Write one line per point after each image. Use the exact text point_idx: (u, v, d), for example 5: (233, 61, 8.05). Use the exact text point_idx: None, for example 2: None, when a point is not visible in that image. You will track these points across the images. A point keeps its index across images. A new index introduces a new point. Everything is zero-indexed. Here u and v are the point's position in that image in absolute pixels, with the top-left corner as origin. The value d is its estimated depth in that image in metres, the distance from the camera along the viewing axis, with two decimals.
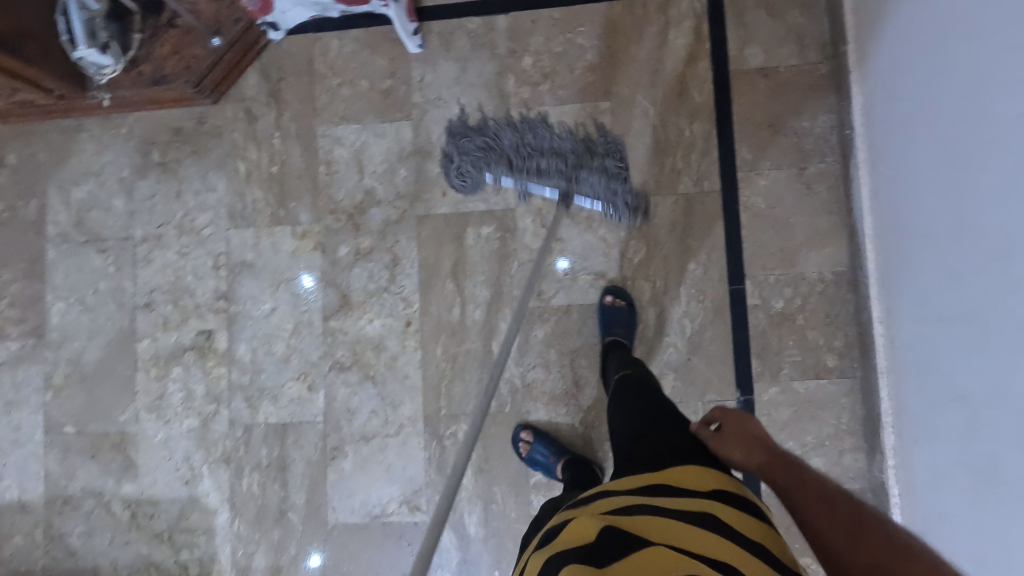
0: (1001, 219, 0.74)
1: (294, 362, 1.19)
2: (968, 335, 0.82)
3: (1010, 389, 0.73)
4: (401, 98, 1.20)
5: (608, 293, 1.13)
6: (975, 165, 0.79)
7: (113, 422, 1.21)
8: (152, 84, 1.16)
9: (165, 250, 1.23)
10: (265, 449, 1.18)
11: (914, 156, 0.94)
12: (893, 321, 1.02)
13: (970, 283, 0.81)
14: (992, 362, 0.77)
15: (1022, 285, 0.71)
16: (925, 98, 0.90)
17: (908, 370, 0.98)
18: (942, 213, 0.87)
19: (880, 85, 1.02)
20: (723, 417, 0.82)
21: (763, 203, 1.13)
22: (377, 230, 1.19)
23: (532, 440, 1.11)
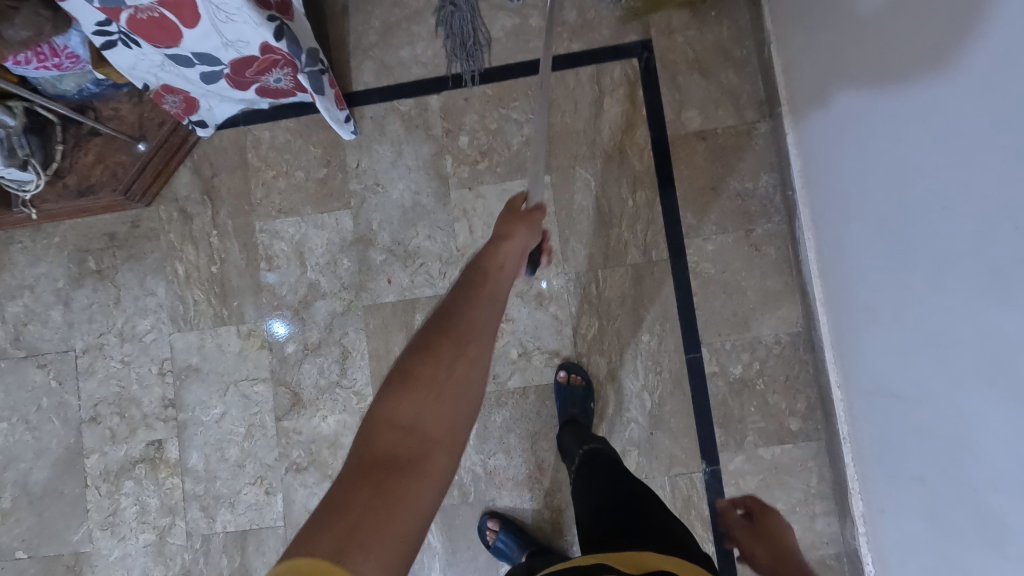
0: (938, 309, 0.73)
1: (249, 467, 1.15)
2: (923, 418, 0.80)
3: (965, 483, 0.71)
4: (338, 187, 1.18)
5: (562, 369, 1.10)
6: (911, 247, 0.77)
7: (67, 543, 1.17)
8: (77, 195, 1.12)
9: (107, 360, 1.19)
10: (225, 558, 1.14)
11: (852, 226, 0.92)
12: (850, 387, 1.00)
13: (920, 365, 0.79)
14: (944, 451, 0.76)
15: (964, 380, 0.70)
16: (857, 170, 0.88)
17: (871, 440, 0.95)
18: (885, 289, 0.85)
19: (815, 150, 1.00)
20: (756, 506, 0.76)
21: (713, 268, 1.11)
22: (325, 324, 1.16)
23: (498, 529, 1.08)
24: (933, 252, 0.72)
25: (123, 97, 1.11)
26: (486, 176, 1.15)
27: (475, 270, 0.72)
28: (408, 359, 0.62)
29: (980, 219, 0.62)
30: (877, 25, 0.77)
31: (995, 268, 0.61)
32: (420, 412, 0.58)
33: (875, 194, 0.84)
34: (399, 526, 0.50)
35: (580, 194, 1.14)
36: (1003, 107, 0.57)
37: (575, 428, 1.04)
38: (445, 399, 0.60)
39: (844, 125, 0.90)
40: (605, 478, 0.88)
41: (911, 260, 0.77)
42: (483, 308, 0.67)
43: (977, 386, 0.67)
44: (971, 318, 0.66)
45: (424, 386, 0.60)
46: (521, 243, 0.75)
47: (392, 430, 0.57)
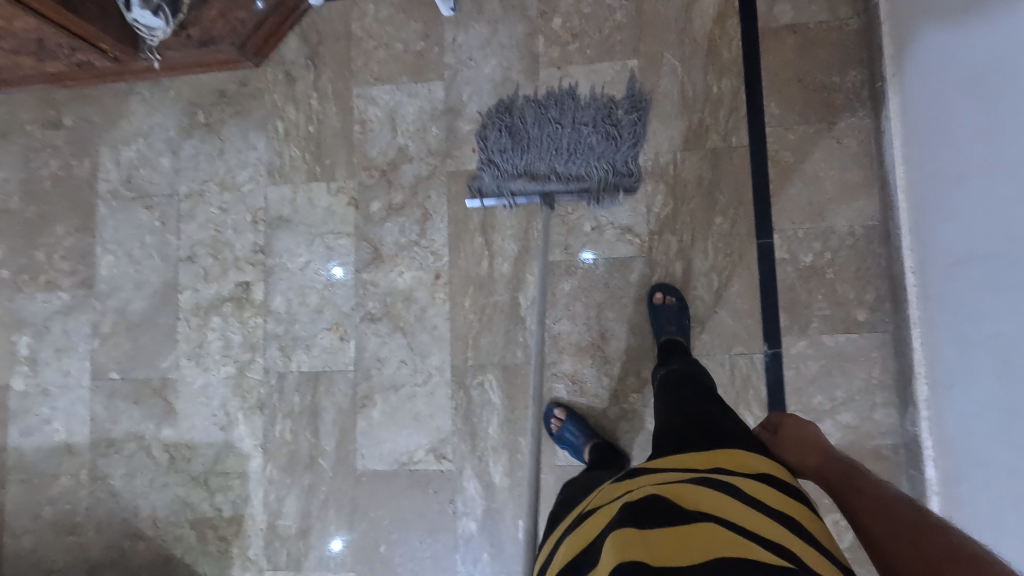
0: None
1: (327, 313, 1.22)
2: (1013, 274, 0.79)
3: None
4: (434, 59, 1.24)
5: (658, 290, 1.12)
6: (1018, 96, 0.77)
7: (156, 369, 1.26)
8: (199, 46, 1.22)
9: (207, 205, 1.28)
10: (298, 396, 1.22)
11: (948, 105, 0.93)
12: (925, 275, 1.00)
13: (1012, 221, 0.79)
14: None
15: None
16: (959, 44, 0.89)
17: (945, 324, 0.95)
18: (981, 157, 0.85)
19: (910, 40, 1.01)
20: (779, 423, 0.82)
21: (792, 157, 1.13)
22: (409, 186, 1.22)
23: (564, 418, 1.12)
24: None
25: None
26: (576, 57, 1.20)
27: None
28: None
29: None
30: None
31: None
32: None
33: (983, 59, 0.84)
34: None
35: (666, 79, 1.17)
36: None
37: (676, 347, 1.07)
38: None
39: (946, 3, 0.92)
40: (680, 392, 0.91)
41: (1014, 111, 0.78)
42: None
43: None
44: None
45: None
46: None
47: None
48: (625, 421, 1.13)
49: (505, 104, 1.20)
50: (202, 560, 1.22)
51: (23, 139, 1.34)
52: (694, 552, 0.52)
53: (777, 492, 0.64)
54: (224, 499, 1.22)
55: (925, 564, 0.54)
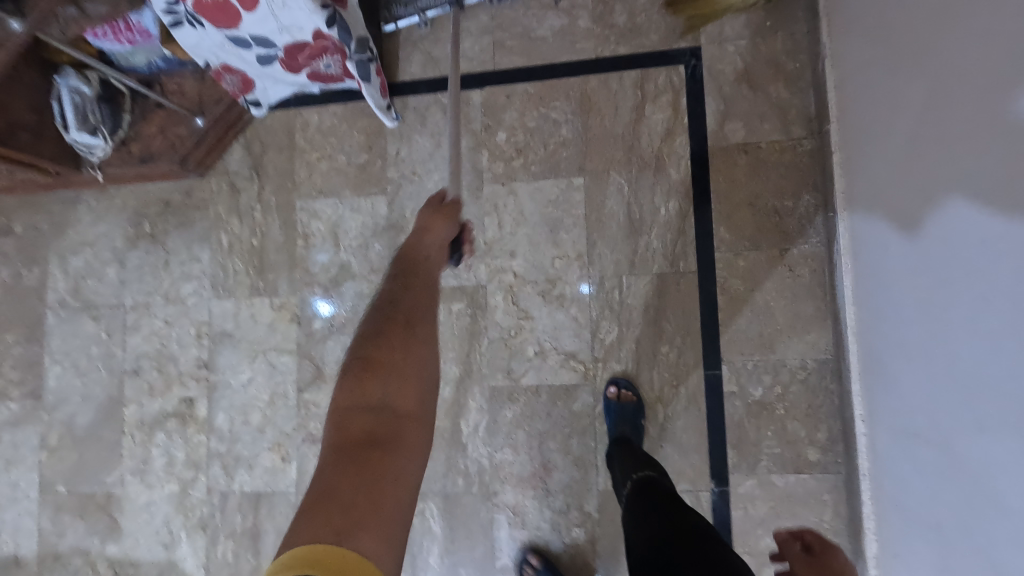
0: (978, 343, 0.69)
1: (269, 433, 1.21)
2: (954, 465, 0.74)
3: (984, 531, 0.67)
4: (377, 172, 1.21)
5: (612, 385, 1.09)
6: (965, 275, 0.72)
7: (101, 483, 1.25)
8: (139, 162, 1.20)
9: (152, 317, 1.27)
10: (240, 517, 1.20)
11: (893, 258, 0.88)
12: (872, 427, 0.96)
13: (954, 405, 0.74)
14: (964, 494, 0.71)
15: (995, 421, 0.66)
16: (902, 201, 0.85)
17: (890, 486, 0.90)
18: (926, 324, 0.80)
19: (859, 182, 0.97)
20: (818, 543, 0.67)
21: (742, 285, 1.08)
22: (351, 303, 1.20)
23: (538, 565, 1.07)
24: (986, 281, 0.68)
25: (188, 74, 1.17)
26: (520, 173, 1.16)
27: (405, 258, 0.79)
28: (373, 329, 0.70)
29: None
30: (940, 45, 0.76)
31: None
32: (391, 392, 0.64)
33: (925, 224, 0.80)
34: (392, 523, 0.55)
35: (612, 199, 1.13)
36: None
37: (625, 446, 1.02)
38: (409, 376, 0.66)
39: (891, 155, 0.87)
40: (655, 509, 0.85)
41: (960, 290, 0.73)
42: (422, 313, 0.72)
43: (1016, 424, 0.62)
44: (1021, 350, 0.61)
45: (387, 368, 0.66)
46: (440, 238, 0.82)
47: (370, 412, 0.63)
48: (567, 557, 1.10)
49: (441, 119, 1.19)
50: None
51: None
52: None
53: None
54: None
55: None
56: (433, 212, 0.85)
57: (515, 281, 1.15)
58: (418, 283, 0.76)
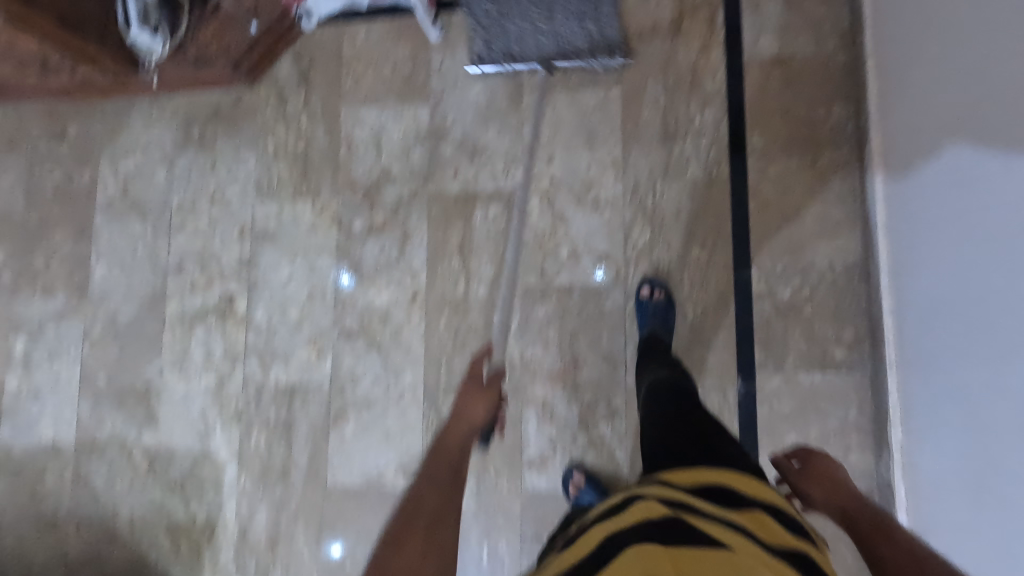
0: (1003, 203, 0.72)
1: (306, 329, 1.25)
2: (981, 327, 0.77)
3: (1009, 377, 0.70)
4: (420, 83, 1.26)
5: (645, 285, 1.11)
6: (1004, 190, 0.71)
7: (140, 375, 1.30)
8: (194, 66, 1.27)
9: (197, 218, 1.32)
10: (274, 408, 1.24)
11: (937, 178, 0.88)
12: (908, 342, 0.96)
13: (985, 288, 0.76)
14: (991, 351, 0.74)
15: (1016, 271, 0.69)
16: (948, 116, 0.84)
17: (926, 400, 0.92)
18: (968, 242, 0.80)
19: (902, 97, 0.98)
20: (808, 455, 0.76)
21: (773, 191, 1.12)
22: (391, 206, 1.24)
23: (582, 484, 1.09)
24: (1011, 151, 0.70)
25: None
26: (559, 84, 1.21)
27: (438, 444, 0.92)
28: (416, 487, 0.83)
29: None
30: None
31: None
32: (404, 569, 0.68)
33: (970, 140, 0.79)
34: None
35: (648, 108, 1.17)
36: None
37: (655, 342, 1.05)
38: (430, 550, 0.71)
39: (939, 70, 0.87)
40: (668, 400, 0.86)
41: (1001, 205, 0.72)
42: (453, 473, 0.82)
43: None
44: None
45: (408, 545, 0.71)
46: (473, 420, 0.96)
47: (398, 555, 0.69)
48: (594, 450, 1.12)
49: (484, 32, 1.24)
50: (175, 565, 1.25)
51: (29, 149, 1.39)
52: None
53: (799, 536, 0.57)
54: (198, 506, 1.24)
55: None
56: (477, 390, 1.00)
57: (551, 185, 1.19)
58: (453, 439, 0.90)
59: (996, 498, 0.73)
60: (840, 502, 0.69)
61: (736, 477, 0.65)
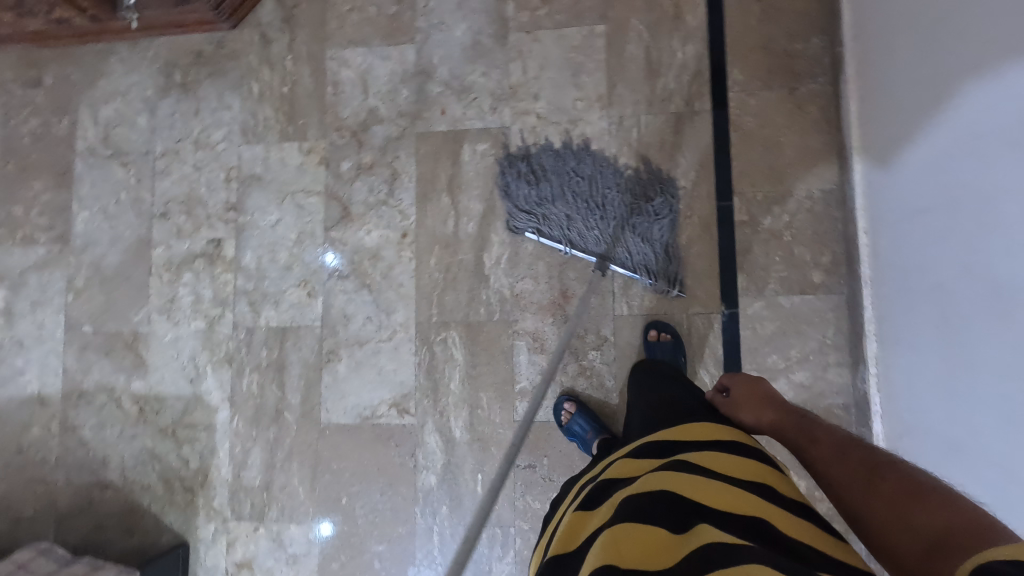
0: (973, 99, 0.75)
1: (297, 270, 1.25)
2: (952, 226, 0.81)
3: (980, 263, 0.74)
4: (406, 23, 1.26)
5: (651, 328, 1.13)
6: (980, 116, 0.74)
7: (128, 322, 1.28)
8: (175, 5, 1.25)
9: (182, 163, 1.30)
10: (265, 350, 1.24)
11: (913, 104, 0.91)
12: (881, 261, 1.01)
13: (956, 187, 0.79)
14: (961, 245, 0.78)
15: (987, 161, 0.72)
16: (932, 46, 0.85)
17: (899, 308, 0.96)
18: (941, 163, 0.83)
19: (875, 19, 1.01)
20: (735, 386, 0.89)
21: (754, 122, 1.15)
22: (379, 146, 1.25)
23: (574, 411, 1.12)
24: (982, 47, 0.73)
25: None
26: (545, 22, 1.22)
27: None
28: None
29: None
30: None
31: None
32: None
33: (953, 72, 0.80)
34: None
35: (632, 44, 1.19)
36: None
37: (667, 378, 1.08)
38: None
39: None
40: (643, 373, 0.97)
41: (972, 101, 0.75)
42: None
43: (1010, 162, 0.67)
44: (1013, 92, 0.67)
45: None
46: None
47: None
48: (584, 379, 1.15)
49: None
50: (168, 510, 1.24)
51: (4, 97, 1.36)
52: (670, 543, 0.54)
53: (747, 463, 0.68)
54: (191, 451, 1.24)
55: (887, 493, 0.60)
56: None
57: (538, 123, 1.21)
58: None
59: (970, 382, 0.77)
60: (769, 420, 0.82)
61: (683, 429, 0.74)
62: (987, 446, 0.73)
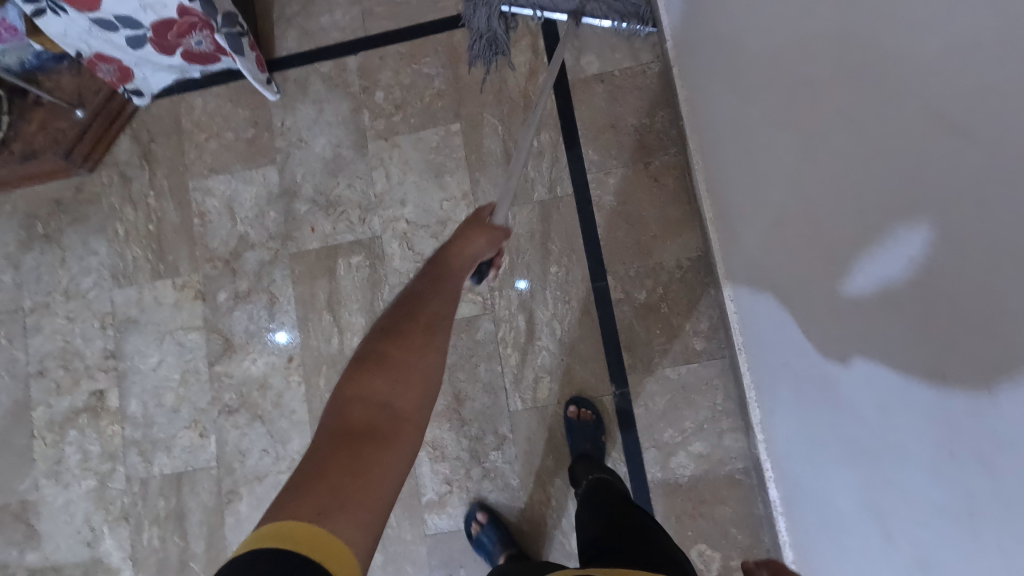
0: (790, 208, 0.78)
1: (185, 412, 1.21)
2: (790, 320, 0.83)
3: (820, 366, 0.76)
4: (265, 144, 1.26)
5: (572, 405, 1.12)
6: (797, 227, 0.77)
7: (15, 492, 1.22)
8: (22, 160, 1.21)
9: (53, 316, 1.26)
10: (162, 500, 1.19)
11: (742, 189, 0.94)
12: (745, 329, 1.03)
13: (789, 285, 0.82)
14: (801, 343, 0.81)
15: (810, 271, 0.75)
16: (755, 150, 0.87)
17: (764, 380, 0.99)
18: (773, 257, 0.86)
19: (704, 97, 1.04)
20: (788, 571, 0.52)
21: (615, 201, 1.17)
22: (253, 272, 1.23)
23: (484, 522, 1.10)
24: (791, 163, 0.76)
25: (63, 69, 1.21)
26: (401, 127, 1.23)
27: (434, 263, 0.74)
28: (384, 326, 0.65)
29: (880, 253, 0.58)
30: None
31: (826, 158, 0.66)
32: (390, 392, 0.59)
33: (780, 191, 0.81)
34: (360, 511, 0.50)
35: (488, 139, 1.20)
36: (967, 167, 0.44)
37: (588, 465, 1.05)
38: (403, 393, 0.60)
39: (763, 109, 0.82)
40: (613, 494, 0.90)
41: (789, 209, 0.79)
42: (417, 384, 0.61)
43: (830, 281, 0.70)
44: (823, 215, 0.69)
45: (379, 379, 0.59)
46: (480, 248, 0.78)
47: (361, 406, 0.57)
48: (489, 480, 1.13)
49: (321, 88, 1.26)
50: None
51: None
52: None
53: None
54: None
55: None
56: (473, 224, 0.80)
57: (408, 227, 1.20)
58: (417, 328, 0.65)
59: (826, 474, 0.80)
60: None
61: None
62: (850, 542, 0.75)
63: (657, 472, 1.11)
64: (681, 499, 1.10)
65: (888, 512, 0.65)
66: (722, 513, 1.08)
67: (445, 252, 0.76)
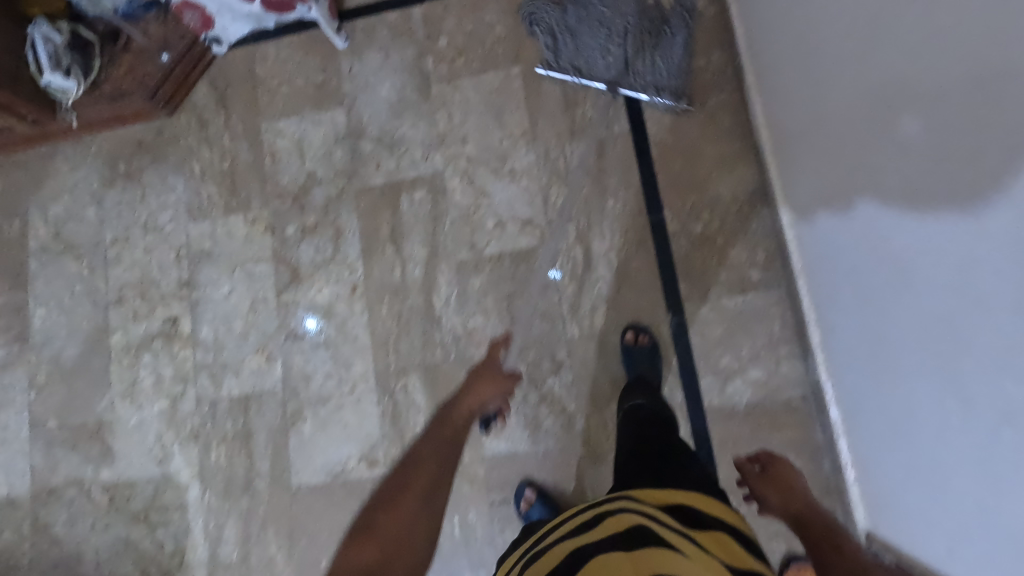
0: (851, 124, 0.82)
1: (253, 337, 1.26)
2: (848, 234, 0.87)
3: (878, 271, 0.80)
4: (333, 89, 1.33)
5: (629, 331, 1.14)
6: (857, 141, 0.81)
7: (92, 412, 1.29)
8: (111, 100, 1.31)
9: (132, 248, 1.34)
10: (230, 422, 1.24)
11: (802, 113, 0.98)
12: (804, 255, 1.05)
13: (847, 201, 0.86)
14: (859, 255, 0.85)
15: (870, 180, 0.79)
16: (815, 74, 0.91)
17: (821, 306, 1.02)
18: (832, 178, 0.90)
19: (761, 27, 1.08)
20: (768, 459, 0.82)
21: (671, 138, 1.20)
22: (321, 207, 1.29)
23: (533, 500, 1.10)
24: (853, 80, 0.80)
25: (152, 17, 1.30)
26: (462, 71, 1.29)
27: (446, 412, 0.90)
28: (401, 473, 0.77)
29: (940, 137, 0.63)
30: None
31: (889, 63, 0.71)
32: (403, 530, 0.69)
33: (841, 111, 0.85)
34: None
35: (546, 81, 1.25)
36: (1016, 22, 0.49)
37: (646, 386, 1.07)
38: (414, 525, 0.69)
39: (822, 34, 0.87)
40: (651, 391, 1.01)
41: (849, 125, 0.83)
42: (426, 511, 0.72)
43: (890, 182, 0.74)
44: (884, 121, 0.74)
45: (396, 514, 0.70)
46: (487, 401, 0.92)
47: (369, 544, 0.67)
48: (546, 405, 1.16)
49: (387, 36, 1.33)
50: None
51: None
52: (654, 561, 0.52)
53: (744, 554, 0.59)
54: (165, 533, 1.22)
55: None
56: (486, 375, 0.96)
57: (469, 164, 1.25)
58: (430, 467, 0.77)
59: (886, 380, 0.83)
60: (795, 508, 0.75)
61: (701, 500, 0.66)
62: (913, 441, 0.78)
63: (713, 398, 1.12)
64: (737, 425, 1.11)
65: (949, 394, 0.68)
66: (779, 438, 1.09)
67: (457, 400, 0.92)
